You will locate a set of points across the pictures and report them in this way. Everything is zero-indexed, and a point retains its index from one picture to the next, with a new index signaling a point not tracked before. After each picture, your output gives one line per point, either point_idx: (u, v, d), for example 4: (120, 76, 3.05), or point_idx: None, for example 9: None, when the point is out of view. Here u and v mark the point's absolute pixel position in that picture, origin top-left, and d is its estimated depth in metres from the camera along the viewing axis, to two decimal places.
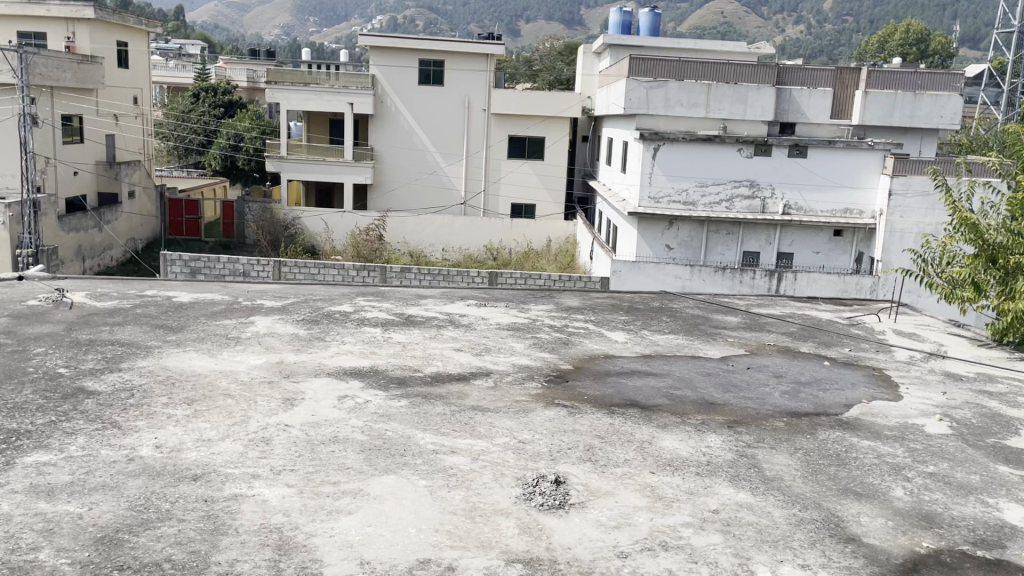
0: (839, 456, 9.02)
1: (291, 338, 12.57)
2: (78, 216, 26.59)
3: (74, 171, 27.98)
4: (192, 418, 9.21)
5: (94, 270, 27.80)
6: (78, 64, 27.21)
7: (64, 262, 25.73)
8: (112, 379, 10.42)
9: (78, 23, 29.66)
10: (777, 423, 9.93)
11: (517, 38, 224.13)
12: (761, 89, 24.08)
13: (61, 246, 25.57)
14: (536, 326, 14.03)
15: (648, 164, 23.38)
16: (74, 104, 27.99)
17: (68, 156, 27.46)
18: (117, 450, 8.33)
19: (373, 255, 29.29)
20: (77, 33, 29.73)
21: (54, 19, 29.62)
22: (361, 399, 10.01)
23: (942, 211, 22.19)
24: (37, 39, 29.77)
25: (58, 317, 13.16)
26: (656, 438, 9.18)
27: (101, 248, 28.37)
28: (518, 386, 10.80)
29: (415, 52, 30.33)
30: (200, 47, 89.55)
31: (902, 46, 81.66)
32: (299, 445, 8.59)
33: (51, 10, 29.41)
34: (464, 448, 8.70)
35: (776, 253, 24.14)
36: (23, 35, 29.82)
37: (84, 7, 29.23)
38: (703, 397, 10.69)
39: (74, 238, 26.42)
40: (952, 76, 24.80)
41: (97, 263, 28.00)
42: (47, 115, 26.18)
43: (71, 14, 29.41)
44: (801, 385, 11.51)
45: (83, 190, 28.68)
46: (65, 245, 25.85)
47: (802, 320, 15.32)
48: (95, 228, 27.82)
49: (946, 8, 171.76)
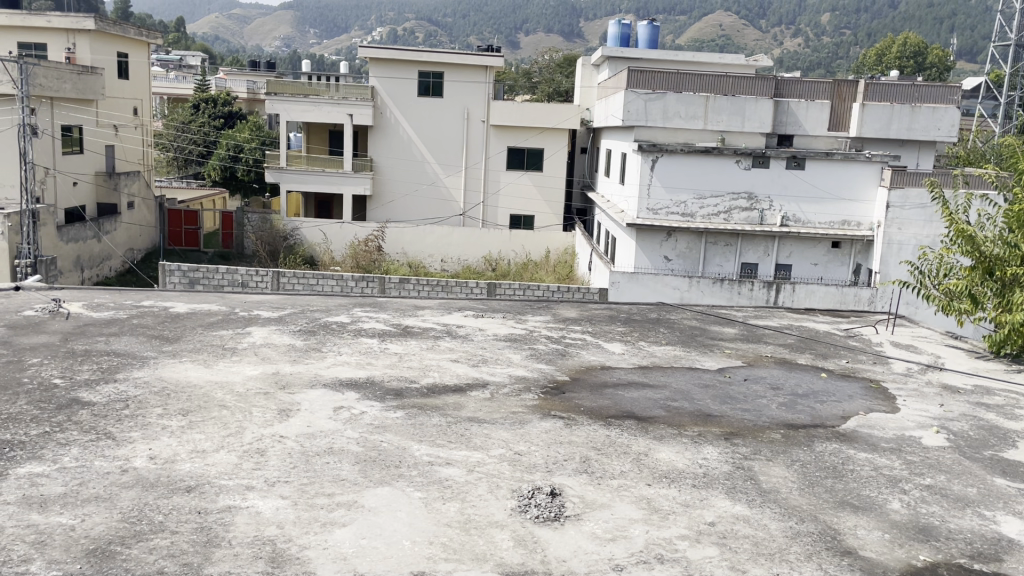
0: (836, 468, 9.00)
1: (288, 349, 12.56)
2: (78, 227, 26.63)
3: (74, 182, 28.03)
4: (186, 430, 9.17)
5: (94, 280, 27.78)
6: (79, 75, 27.24)
7: (63, 272, 25.72)
8: (108, 390, 10.37)
9: (78, 34, 29.72)
10: (774, 435, 9.90)
11: (515, 52, 225.19)
12: (759, 102, 24.18)
13: (60, 256, 25.55)
14: (533, 337, 14.02)
15: (647, 176, 23.42)
16: (74, 114, 28.02)
17: (67, 166, 27.51)
18: (111, 461, 8.30)
19: (371, 266, 29.28)
20: (78, 45, 29.81)
21: (55, 30, 29.73)
22: (357, 410, 9.99)
23: (940, 223, 22.20)
24: (37, 49, 29.88)
25: (53, 328, 13.13)
26: (652, 450, 9.15)
27: (100, 258, 28.37)
28: (514, 398, 10.76)
29: (414, 64, 30.42)
30: (200, 56, 89.73)
31: (899, 57, 82.27)
32: (293, 456, 8.56)
33: (52, 21, 29.53)
34: (460, 459, 8.68)
35: (774, 265, 24.15)
36: (24, 46, 29.92)
37: (84, 18, 29.30)
38: (699, 409, 10.67)
39: (73, 248, 26.44)
40: (949, 88, 24.89)
41: (96, 273, 27.99)
42: (47, 126, 26.23)
43: (71, 26, 29.47)
44: (798, 397, 11.48)
45: (82, 200, 28.71)
46: (64, 255, 25.88)
47: (800, 332, 15.29)
48: (94, 238, 27.85)
49: (943, 20, 173.00)
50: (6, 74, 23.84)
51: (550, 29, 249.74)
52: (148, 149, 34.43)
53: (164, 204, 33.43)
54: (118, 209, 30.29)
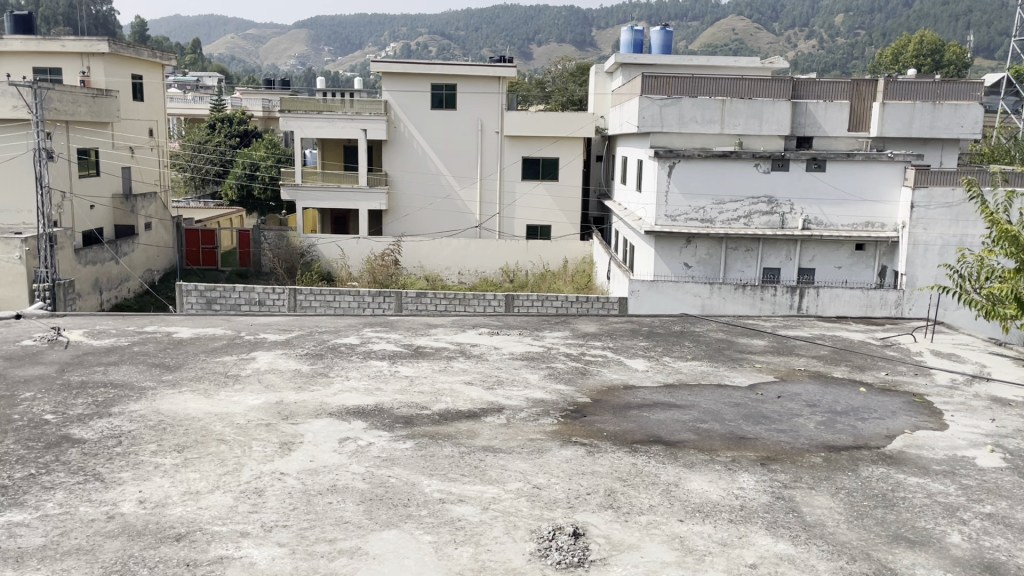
0: (886, 496, 8.23)
1: (293, 375, 11.93)
2: (95, 249, 26.25)
3: (91, 205, 27.79)
4: (181, 468, 8.55)
5: (112, 302, 27.38)
6: (94, 98, 26.92)
7: (82, 295, 25.31)
8: (100, 426, 9.77)
9: (92, 57, 29.51)
10: (815, 459, 9.12)
11: (528, 61, 225.41)
12: (776, 103, 23.29)
13: (79, 279, 25.18)
14: (551, 354, 13.33)
15: (665, 182, 22.66)
16: (90, 137, 27.78)
17: (84, 190, 27.30)
18: (97, 507, 7.69)
19: (388, 280, 28.61)
20: (93, 68, 29.59)
21: (69, 54, 29.48)
22: (364, 441, 9.33)
23: (968, 223, 21.17)
24: (53, 74, 29.72)
25: (51, 358, 12.60)
26: (683, 480, 8.41)
27: (118, 279, 28.04)
28: (532, 423, 10.05)
29: (426, 77, 29.87)
30: (218, 77, 89.94)
31: (916, 56, 81.13)
32: (293, 496, 7.91)
33: (66, 45, 29.32)
34: (473, 496, 7.98)
35: (797, 269, 23.08)
36: (39, 71, 29.76)
37: (98, 41, 29.08)
38: (732, 431, 9.91)
39: (91, 271, 26.07)
40: (973, 83, 23.96)
41: (115, 295, 27.67)
42: (63, 149, 26.05)
43: (85, 49, 29.27)
44: (837, 414, 10.69)
45: (100, 223, 28.51)
46: (83, 278, 25.52)
47: (833, 342, 14.47)
48: (112, 260, 27.51)
49: (959, 17, 171.06)
50: (21, 100, 23.45)
51: (562, 39, 249.79)
52: (164, 169, 34.15)
53: (182, 224, 33.22)
54: (136, 230, 30.10)
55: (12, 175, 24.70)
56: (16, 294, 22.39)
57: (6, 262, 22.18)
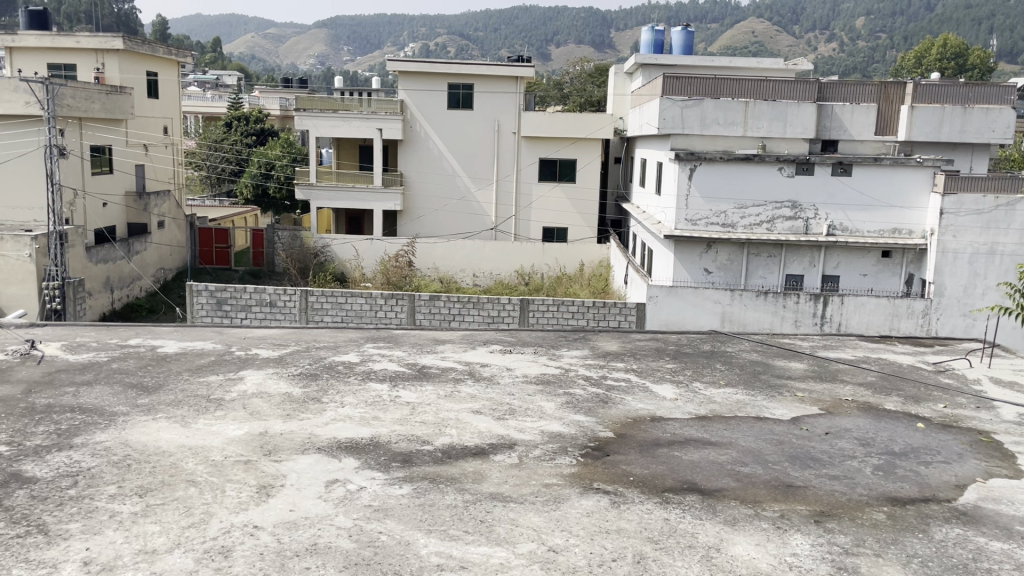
0: (967, 568, 6.92)
1: (282, 400, 10.70)
2: (106, 247, 25.16)
3: (103, 203, 26.80)
4: (139, 519, 7.36)
5: (123, 302, 26.23)
6: (108, 95, 25.90)
7: (92, 294, 24.14)
8: (57, 462, 8.60)
9: (107, 54, 28.50)
10: (877, 516, 7.82)
11: (547, 61, 223.77)
12: (801, 105, 21.32)
13: (90, 279, 24.07)
14: (569, 378, 12.06)
15: (685, 185, 20.74)
16: (103, 134, 26.77)
17: (96, 187, 26.35)
18: (33, 570, 6.51)
19: (402, 282, 27.25)
20: (107, 64, 28.58)
21: (83, 50, 28.48)
22: (353, 486, 8.10)
23: (1000, 228, 18.83)
24: (66, 70, 28.72)
25: (20, 376, 11.45)
26: (725, 543, 7.13)
27: (130, 278, 26.92)
28: (547, 464, 8.79)
29: (443, 77, 28.73)
30: (237, 77, 89.42)
31: (940, 59, 79.28)
32: (265, 560, 6.69)
33: (80, 41, 28.26)
34: (477, 561, 6.74)
35: (821, 276, 21.09)
36: (53, 67, 28.80)
37: (112, 38, 27.96)
38: (777, 477, 8.62)
39: (103, 269, 24.96)
40: (1005, 86, 21.17)
41: (127, 293, 26.52)
42: (75, 146, 24.96)
43: (99, 46, 28.22)
44: (895, 457, 9.37)
45: (111, 222, 27.48)
46: (95, 277, 24.39)
47: (880, 367, 13.14)
48: (124, 258, 26.43)
49: (983, 21, 168.22)
50: (32, 96, 21.76)
51: (581, 40, 248.22)
52: (179, 168, 33.16)
53: (195, 223, 32.24)
54: (149, 228, 29.08)
55: (15, 173, 22.99)
56: (27, 294, 20.10)
57: (16, 260, 19.88)
